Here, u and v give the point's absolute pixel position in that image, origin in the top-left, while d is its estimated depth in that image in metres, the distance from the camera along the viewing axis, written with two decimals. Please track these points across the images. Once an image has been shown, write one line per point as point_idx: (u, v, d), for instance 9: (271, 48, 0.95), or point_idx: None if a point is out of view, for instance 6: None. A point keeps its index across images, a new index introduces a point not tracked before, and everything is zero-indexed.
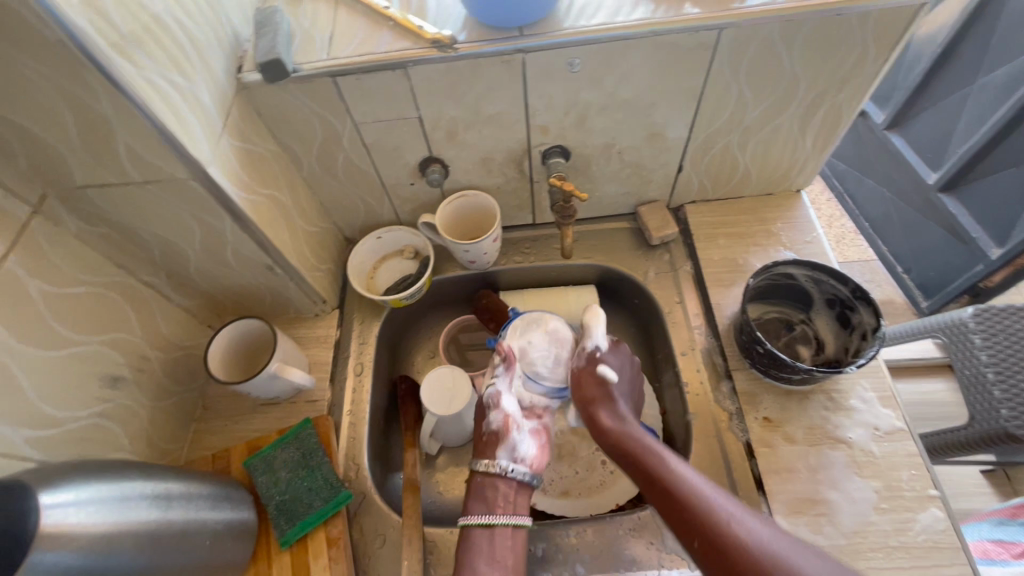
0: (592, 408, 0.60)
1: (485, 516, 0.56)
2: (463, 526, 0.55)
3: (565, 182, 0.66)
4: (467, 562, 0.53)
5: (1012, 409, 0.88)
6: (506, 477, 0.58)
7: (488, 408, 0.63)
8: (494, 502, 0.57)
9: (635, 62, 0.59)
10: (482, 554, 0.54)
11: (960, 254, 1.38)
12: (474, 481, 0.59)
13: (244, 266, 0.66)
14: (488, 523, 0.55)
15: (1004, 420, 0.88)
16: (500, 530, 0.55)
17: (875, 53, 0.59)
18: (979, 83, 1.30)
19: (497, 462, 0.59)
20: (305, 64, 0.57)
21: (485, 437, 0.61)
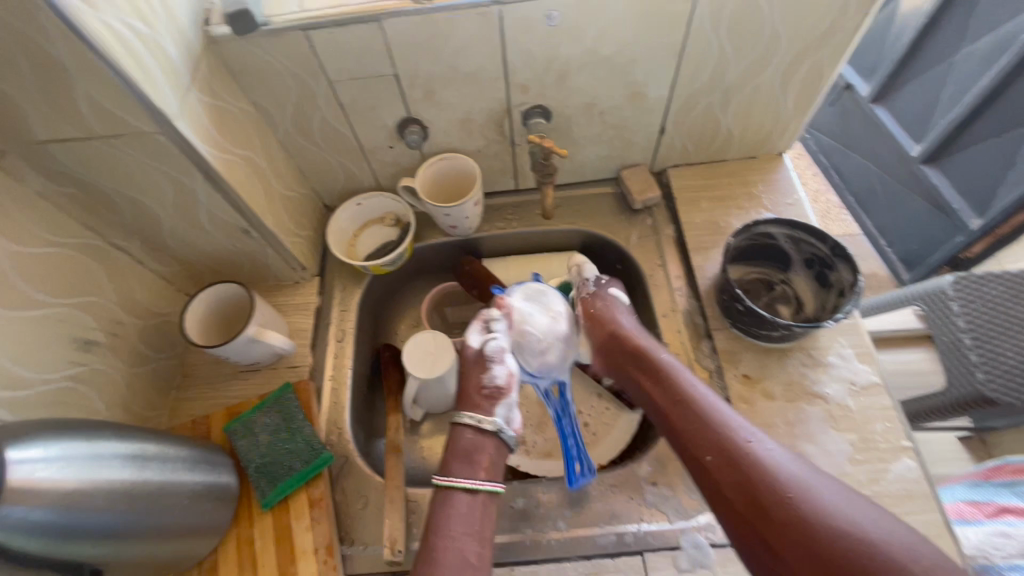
0: (637, 356, 0.62)
1: (473, 478, 0.55)
2: (444, 487, 0.54)
3: (545, 140, 0.65)
4: (444, 529, 0.51)
5: (988, 373, 0.91)
6: (495, 436, 0.59)
7: (489, 361, 0.62)
8: (479, 466, 0.57)
9: (615, 15, 0.58)
10: (459, 517, 0.53)
11: (941, 226, 1.40)
12: (457, 437, 0.59)
13: (219, 230, 0.65)
14: (472, 487, 0.54)
15: (980, 383, 0.90)
16: (481, 497, 0.55)
17: (855, 7, 0.59)
18: (963, 52, 1.30)
19: (490, 420, 0.59)
20: (276, 17, 0.56)
21: (485, 389, 0.61)
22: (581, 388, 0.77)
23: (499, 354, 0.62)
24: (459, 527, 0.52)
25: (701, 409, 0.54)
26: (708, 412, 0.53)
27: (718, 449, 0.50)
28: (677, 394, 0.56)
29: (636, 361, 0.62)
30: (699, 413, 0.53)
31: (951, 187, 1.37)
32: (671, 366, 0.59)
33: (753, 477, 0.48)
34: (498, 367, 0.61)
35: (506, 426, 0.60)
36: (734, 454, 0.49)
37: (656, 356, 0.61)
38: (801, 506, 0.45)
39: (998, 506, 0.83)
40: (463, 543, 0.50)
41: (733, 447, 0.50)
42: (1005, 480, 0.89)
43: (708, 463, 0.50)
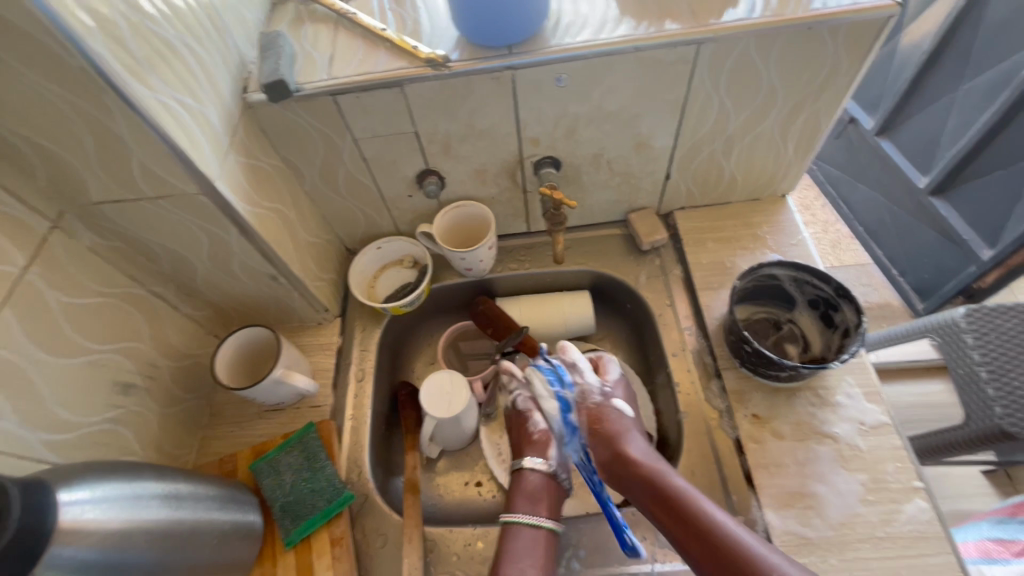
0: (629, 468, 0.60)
1: (534, 514, 0.61)
2: (508, 523, 0.61)
3: (556, 191, 0.69)
4: (509, 564, 0.57)
5: (1005, 407, 0.90)
6: (547, 474, 0.65)
7: (530, 412, 0.68)
8: (539, 505, 0.62)
9: (620, 76, 0.62)
10: (519, 555, 0.58)
11: (953, 256, 1.41)
12: (520, 479, 0.65)
13: (249, 277, 0.69)
14: (534, 523, 0.60)
15: (998, 418, 0.90)
16: (537, 533, 0.60)
17: (847, 63, 0.62)
18: (964, 88, 1.34)
19: (538, 462, 0.66)
20: (307, 84, 0.61)
21: (533, 438, 0.67)
22: None
23: (528, 405, 0.68)
24: (525, 559, 0.57)
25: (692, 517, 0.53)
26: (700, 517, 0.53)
27: (718, 545, 0.51)
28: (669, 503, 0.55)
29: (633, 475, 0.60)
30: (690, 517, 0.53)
31: (960, 219, 1.39)
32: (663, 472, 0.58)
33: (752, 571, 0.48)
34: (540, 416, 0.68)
35: (559, 468, 0.66)
36: (721, 555, 0.50)
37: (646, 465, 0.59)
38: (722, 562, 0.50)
39: None
40: (524, 565, 0.57)
41: (729, 549, 0.50)
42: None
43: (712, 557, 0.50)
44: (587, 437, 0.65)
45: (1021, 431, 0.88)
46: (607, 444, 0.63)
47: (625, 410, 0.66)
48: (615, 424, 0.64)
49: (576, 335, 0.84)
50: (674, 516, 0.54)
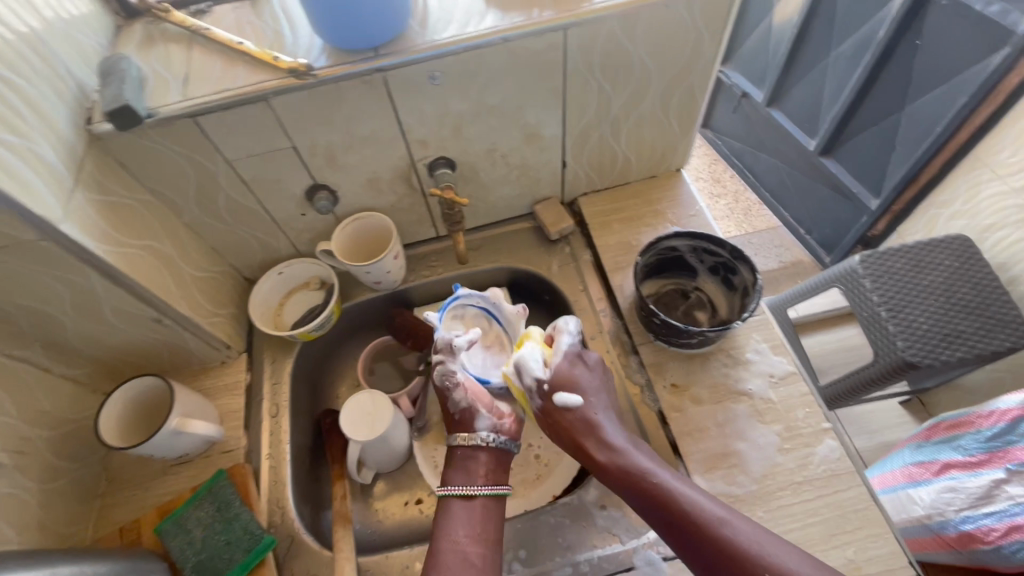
0: (619, 479, 0.52)
1: (466, 485, 0.58)
2: (440, 498, 0.58)
3: (446, 192, 0.68)
4: (445, 534, 0.55)
5: (906, 339, 0.98)
6: (488, 447, 0.60)
7: (447, 390, 0.61)
8: (476, 473, 0.59)
9: (494, 69, 0.62)
10: (459, 522, 0.56)
11: (848, 208, 1.54)
12: (454, 453, 0.61)
13: (129, 323, 0.63)
14: (469, 493, 0.57)
15: (900, 350, 0.97)
16: (478, 500, 0.58)
17: (708, 37, 0.65)
18: (833, 55, 1.45)
19: (477, 436, 0.60)
20: (160, 108, 0.56)
21: (456, 418, 0.62)
22: (529, 422, 0.77)
23: (453, 382, 0.61)
24: (460, 529, 0.55)
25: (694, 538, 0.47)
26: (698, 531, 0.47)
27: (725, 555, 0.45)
28: (669, 519, 0.48)
29: (622, 484, 0.52)
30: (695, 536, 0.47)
31: (850, 175, 1.51)
32: (662, 482, 0.50)
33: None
34: (459, 393, 0.61)
35: (496, 436, 0.62)
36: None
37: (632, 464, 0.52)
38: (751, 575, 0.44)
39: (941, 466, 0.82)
40: (464, 545, 0.54)
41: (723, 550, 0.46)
42: (945, 436, 0.84)
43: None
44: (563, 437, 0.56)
45: (919, 359, 0.96)
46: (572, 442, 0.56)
47: (573, 399, 0.56)
48: (584, 421, 0.56)
49: None
50: (670, 529, 0.49)
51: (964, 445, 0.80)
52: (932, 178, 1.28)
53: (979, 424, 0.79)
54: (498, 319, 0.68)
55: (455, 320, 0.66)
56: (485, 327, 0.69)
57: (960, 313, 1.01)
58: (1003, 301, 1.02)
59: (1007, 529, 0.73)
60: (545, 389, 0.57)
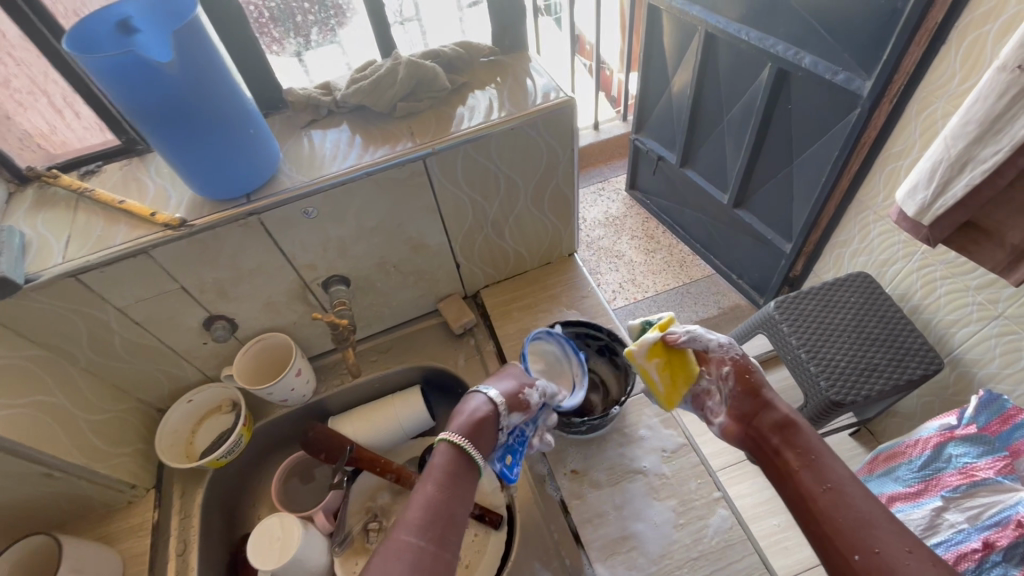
0: (770, 432, 0.57)
1: (465, 440, 0.59)
2: (445, 435, 0.59)
3: (329, 316, 0.71)
4: (434, 475, 0.57)
5: (828, 379, 1.02)
6: (493, 427, 0.62)
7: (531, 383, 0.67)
8: (478, 438, 0.60)
9: (364, 198, 0.67)
10: (447, 468, 0.58)
11: (767, 254, 1.63)
12: (476, 398, 0.63)
13: (16, 482, 0.62)
14: (466, 450, 0.59)
15: (826, 390, 1.01)
16: (468, 463, 0.59)
17: (559, 147, 0.73)
18: (724, 121, 1.58)
19: (505, 416, 0.63)
20: (40, 272, 0.59)
21: (516, 396, 0.64)
22: None
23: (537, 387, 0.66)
24: (446, 478, 0.57)
25: (838, 525, 0.48)
26: (849, 522, 0.47)
27: (841, 524, 0.48)
28: (814, 492, 0.51)
29: (777, 439, 0.56)
30: (841, 519, 0.48)
31: (761, 223, 1.60)
32: (818, 454, 0.54)
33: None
34: (536, 394, 0.66)
35: (505, 429, 0.63)
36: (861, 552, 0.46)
37: (802, 440, 0.55)
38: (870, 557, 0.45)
39: (890, 496, 0.69)
40: (441, 498, 0.55)
41: (844, 519, 0.48)
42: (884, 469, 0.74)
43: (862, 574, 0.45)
44: (743, 395, 0.61)
45: (846, 398, 0.99)
46: (754, 404, 0.60)
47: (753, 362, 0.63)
48: (763, 387, 0.61)
49: (416, 432, 0.85)
50: (797, 483, 0.53)
51: (901, 471, 0.70)
52: (830, 223, 1.36)
53: (910, 453, 0.70)
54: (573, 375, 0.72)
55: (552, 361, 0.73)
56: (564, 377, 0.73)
57: (871, 347, 1.05)
58: (909, 331, 1.05)
59: (955, 558, 0.57)
60: (732, 363, 0.63)
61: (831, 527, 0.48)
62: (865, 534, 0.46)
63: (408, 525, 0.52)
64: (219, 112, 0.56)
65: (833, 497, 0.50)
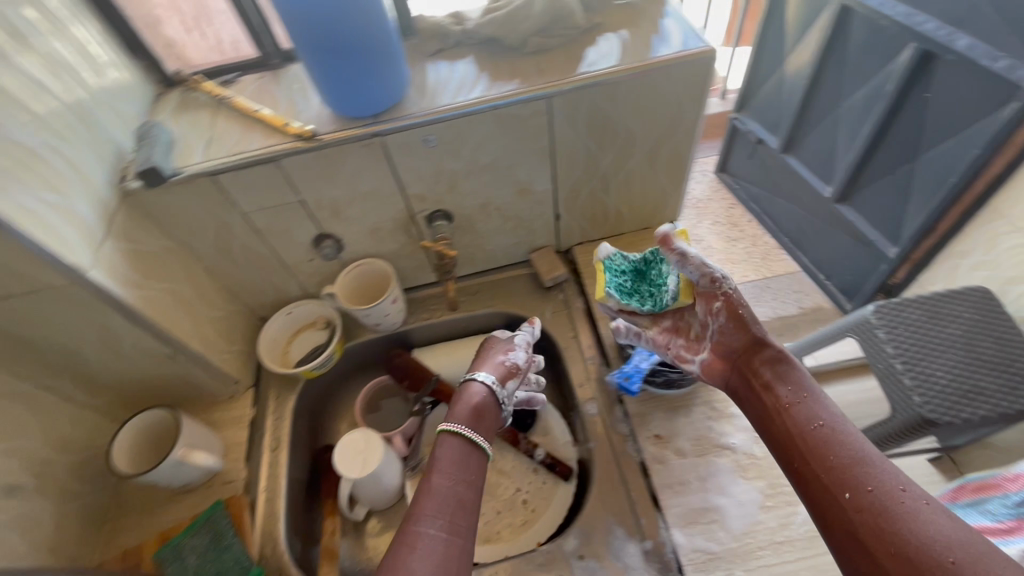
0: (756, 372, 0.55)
1: (466, 427, 0.57)
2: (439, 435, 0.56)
3: (437, 246, 0.73)
4: (437, 469, 0.54)
5: (925, 395, 0.78)
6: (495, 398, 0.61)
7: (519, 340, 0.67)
8: (463, 420, 0.58)
9: (485, 133, 0.67)
10: (442, 466, 0.54)
11: (867, 256, 1.42)
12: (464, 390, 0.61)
13: (145, 358, 0.68)
14: (466, 436, 0.56)
15: (919, 406, 0.77)
16: (473, 449, 0.56)
17: (689, 102, 0.69)
18: (844, 105, 1.39)
19: (504, 387, 0.62)
20: (184, 167, 0.63)
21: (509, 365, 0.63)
22: (518, 466, 0.79)
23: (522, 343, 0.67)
24: (449, 469, 0.54)
25: (830, 470, 0.46)
26: (841, 462, 0.46)
27: (837, 464, 0.46)
28: (804, 436, 0.49)
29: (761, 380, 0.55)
30: (831, 459, 0.46)
31: (866, 222, 1.41)
32: (810, 398, 0.52)
33: (907, 526, 0.40)
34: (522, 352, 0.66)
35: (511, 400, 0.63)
36: (856, 492, 0.44)
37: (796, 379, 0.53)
38: (875, 496, 0.43)
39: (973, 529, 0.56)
40: (452, 489, 0.52)
41: (833, 459, 0.46)
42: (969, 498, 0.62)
43: (852, 513, 0.43)
44: (728, 333, 0.57)
45: (941, 418, 0.75)
46: (743, 340, 0.56)
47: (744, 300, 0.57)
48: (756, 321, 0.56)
49: None
50: (785, 427, 0.51)
51: (991, 504, 0.57)
52: (953, 228, 1.18)
53: (1008, 487, 0.57)
54: None
55: None
56: None
57: (985, 366, 0.82)
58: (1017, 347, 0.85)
59: None
60: (723, 296, 0.56)
61: (825, 467, 0.46)
62: (858, 476, 0.44)
63: (427, 517, 0.50)
64: (361, 25, 0.57)
65: (824, 434, 0.48)
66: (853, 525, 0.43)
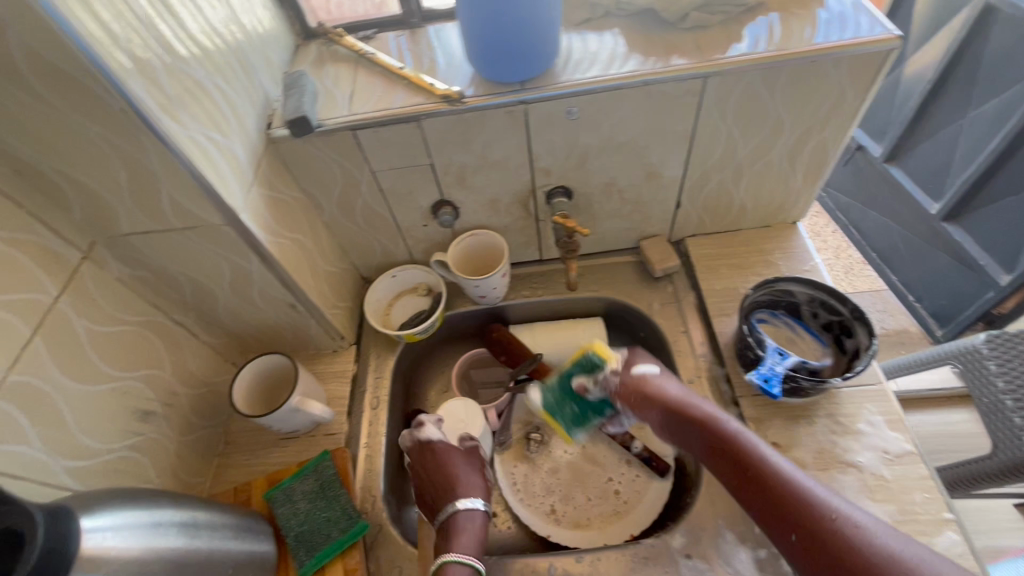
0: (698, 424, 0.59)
1: (472, 555, 0.59)
2: (444, 563, 0.57)
3: (567, 220, 0.69)
4: None
5: None
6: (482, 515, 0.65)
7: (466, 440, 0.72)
8: (470, 547, 0.60)
9: (630, 109, 0.64)
10: None
11: (970, 282, 1.28)
12: (452, 520, 0.63)
13: (268, 305, 0.70)
14: (475, 566, 0.58)
15: None
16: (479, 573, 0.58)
17: (853, 94, 0.64)
18: (970, 116, 1.26)
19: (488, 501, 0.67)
20: (328, 119, 0.64)
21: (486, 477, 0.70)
22: (611, 456, 0.77)
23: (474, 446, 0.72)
24: None
25: (777, 500, 0.51)
26: (782, 492, 0.51)
27: (778, 496, 0.51)
28: (747, 471, 0.54)
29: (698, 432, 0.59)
30: (779, 498, 0.51)
31: (975, 244, 1.27)
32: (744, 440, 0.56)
33: (849, 555, 0.44)
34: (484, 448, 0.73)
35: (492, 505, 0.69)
36: (800, 518, 0.49)
37: (721, 426, 0.58)
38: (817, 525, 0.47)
39: None
40: None
41: (775, 488, 0.51)
42: None
43: (800, 550, 0.48)
44: (648, 399, 0.64)
45: None
46: (654, 407, 0.63)
47: (651, 369, 0.67)
48: (655, 385, 0.64)
49: None
50: (730, 463, 0.55)
51: None
52: None
53: None
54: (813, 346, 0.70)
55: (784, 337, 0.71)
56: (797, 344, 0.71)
57: None
58: None
59: None
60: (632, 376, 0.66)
61: (777, 510, 0.50)
62: (802, 504, 0.49)
63: None
64: None
65: (767, 481, 0.52)
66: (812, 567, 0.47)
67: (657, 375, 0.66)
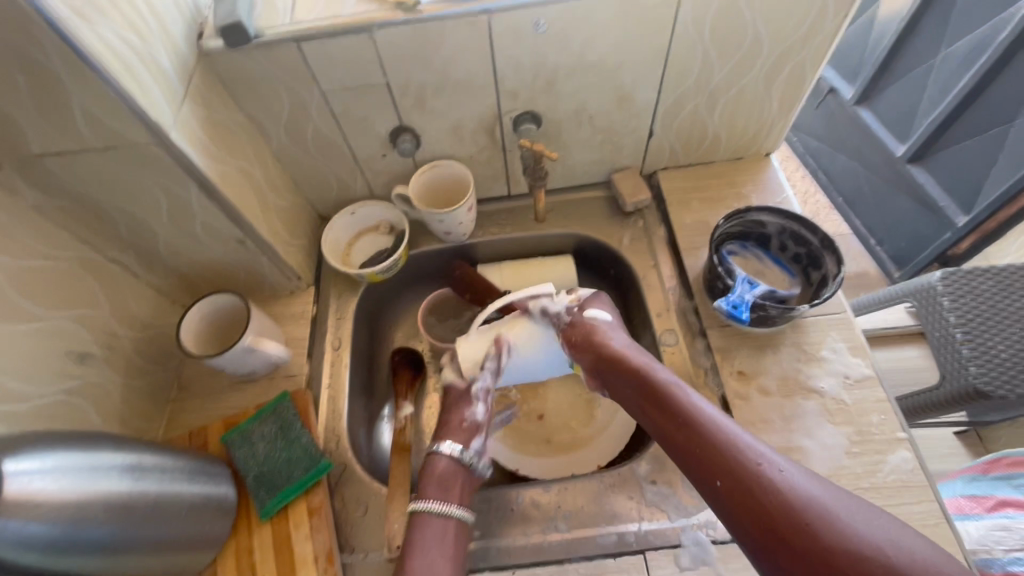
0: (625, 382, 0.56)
1: (443, 503, 0.56)
2: (417, 511, 0.56)
3: (535, 144, 0.66)
4: (416, 546, 0.53)
5: (981, 367, 0.80)
6: (467, 465, 0.60)
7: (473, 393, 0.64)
8: (451, 493, 0.58)
9: (602, 22, 0.59)
10: (426, 541, 0.54)
11: (927, 222, 1.21)
12: (434, 463, 0.59)
13: (215, 241, 0.65)
14: (445, 512, 0.56)
15: (973, 377, 0.79)
16: (449, 521, 0.56)
17: (835, 9, 0.60)
18: (940, 56, 1.14)
19: (474, 447, 0.61)
20: (268, 29, 0.57)
21: (465, 423, 0.62)
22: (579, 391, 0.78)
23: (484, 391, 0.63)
24: (433, 549, 0.53)
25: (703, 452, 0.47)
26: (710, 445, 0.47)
27: (723, 479, 0.45)
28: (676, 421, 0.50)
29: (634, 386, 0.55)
30: (705, 451, 0.47)
31: (936, 184, 1.18)
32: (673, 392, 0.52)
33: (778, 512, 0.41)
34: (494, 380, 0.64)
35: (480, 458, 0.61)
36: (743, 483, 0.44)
37: (653, 377, 0.54)
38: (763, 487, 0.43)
39: None
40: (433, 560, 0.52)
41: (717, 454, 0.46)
42: None
43: (729, 501, 0.44)
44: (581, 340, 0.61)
45: (998, 390, 0.78)
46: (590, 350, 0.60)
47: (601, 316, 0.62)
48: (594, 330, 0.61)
49: None
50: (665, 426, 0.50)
51: None
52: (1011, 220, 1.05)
53: None
54: (780, 279, 0.69)
55: (754, 269, 0.70)
56: (766, 275, 0.70)
57: None
58: None
59: None
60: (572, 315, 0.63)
61: (687, 453, 0.48)
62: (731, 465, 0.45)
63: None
64: None
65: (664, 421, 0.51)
66: (746, 538, 0.43)
67: (607, 324, 0.62)
